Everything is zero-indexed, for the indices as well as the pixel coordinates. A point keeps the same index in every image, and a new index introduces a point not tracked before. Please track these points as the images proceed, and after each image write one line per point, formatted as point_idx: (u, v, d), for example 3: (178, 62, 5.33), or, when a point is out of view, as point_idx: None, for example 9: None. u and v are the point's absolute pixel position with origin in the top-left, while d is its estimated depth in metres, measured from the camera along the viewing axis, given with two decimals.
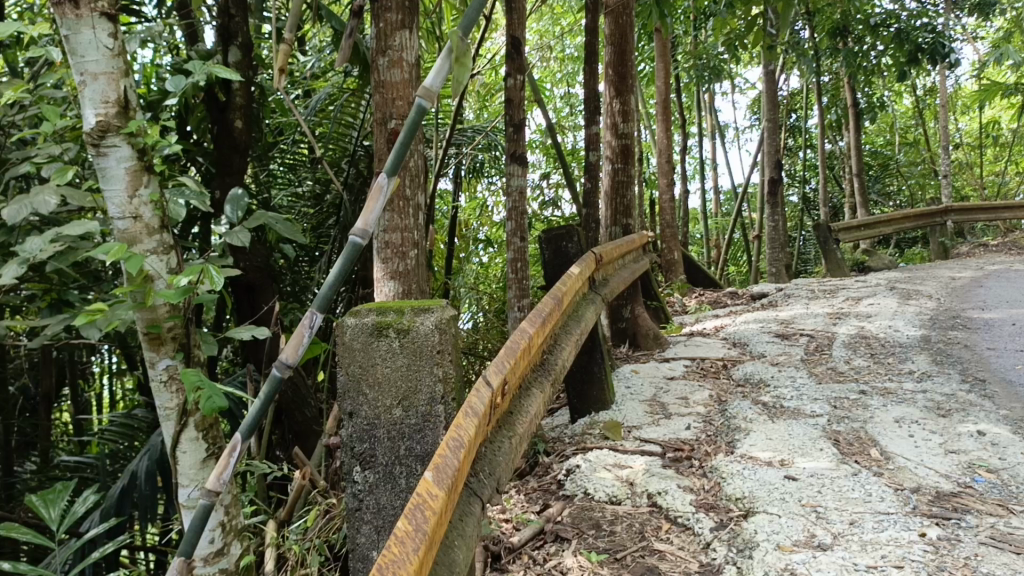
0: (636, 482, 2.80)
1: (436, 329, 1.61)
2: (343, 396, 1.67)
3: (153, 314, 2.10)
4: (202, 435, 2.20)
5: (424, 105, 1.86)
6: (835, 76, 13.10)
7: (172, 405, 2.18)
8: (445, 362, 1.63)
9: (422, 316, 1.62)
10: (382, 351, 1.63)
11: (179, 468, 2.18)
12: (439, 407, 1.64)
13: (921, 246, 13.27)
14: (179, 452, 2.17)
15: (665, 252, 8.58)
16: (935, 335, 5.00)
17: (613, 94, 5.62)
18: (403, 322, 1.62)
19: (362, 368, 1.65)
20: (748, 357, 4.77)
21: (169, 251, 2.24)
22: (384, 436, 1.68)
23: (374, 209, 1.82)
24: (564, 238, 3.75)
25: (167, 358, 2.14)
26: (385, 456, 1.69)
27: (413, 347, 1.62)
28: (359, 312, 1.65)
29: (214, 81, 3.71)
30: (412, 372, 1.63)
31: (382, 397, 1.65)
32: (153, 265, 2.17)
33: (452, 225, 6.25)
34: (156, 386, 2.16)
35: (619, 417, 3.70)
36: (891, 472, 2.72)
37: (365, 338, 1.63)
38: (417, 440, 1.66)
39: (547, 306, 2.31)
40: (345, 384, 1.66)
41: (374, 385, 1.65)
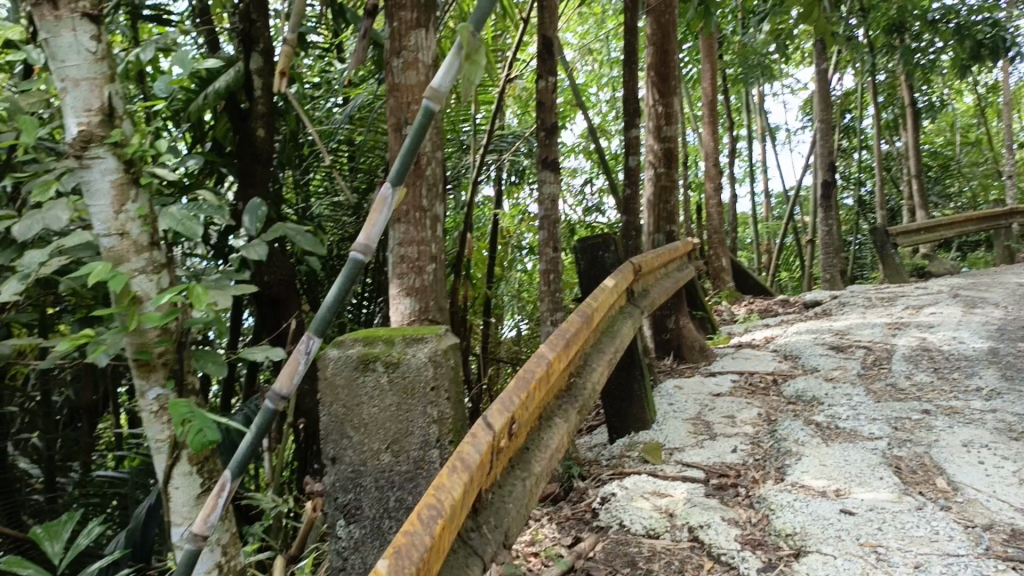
0: (676, 514, 2.58)
1: (429, 362, 1.63)
2: (327, 439, 1.68)
3: (143, 339, 2.12)
4: (196, 470, 2.20)
5: (431, 107, 1.70)
6: (890, 74, 12.65)
7: (163, 437, 2.18)
8: (440, 401, 1.63)
9: (414, 347, 1.64)
10: (368, 388, 1.65)
11: (173, 506, 2.17)
12: (433, 451, 1.63)
13: (984, 251, 12.71)
14: (172, 488, 2.17)
15: (713, 259, 8.30)
16: (1004, 347, 4.67)
17: (655, 97, 5.45)
18: (392, 355, 1.65)
19: (346, 408, 1.66)
20: (800, 371, 4.50)
21: (161, 271, 2.26)
22: (371, 485, 1.66)
23: (378, 222, 1.66)
24: (600, 247, 3.55)
25: (157, 387, 2.16)
26: (372, 509, 1.66)
27: (403, 383, 1.63)
28: (343, 343, 1.67)
29: (234, 88, 3.61)
30: (403, 410, 1.64)
31: (369, 441, 1.65)
32: (141, 285, 2.20)
33: (493, 232, 6.08)
34: (148, 417, 2.18)
35: (661, 437, 3.47)
36: (960, 506, 2.47)
37: (351, 373, 1.65)
38: (408, 490, 1.65)
39: (573, 327, 2.11)
40: (328, 425, 1.66)
41: (359, 428, 1.66)
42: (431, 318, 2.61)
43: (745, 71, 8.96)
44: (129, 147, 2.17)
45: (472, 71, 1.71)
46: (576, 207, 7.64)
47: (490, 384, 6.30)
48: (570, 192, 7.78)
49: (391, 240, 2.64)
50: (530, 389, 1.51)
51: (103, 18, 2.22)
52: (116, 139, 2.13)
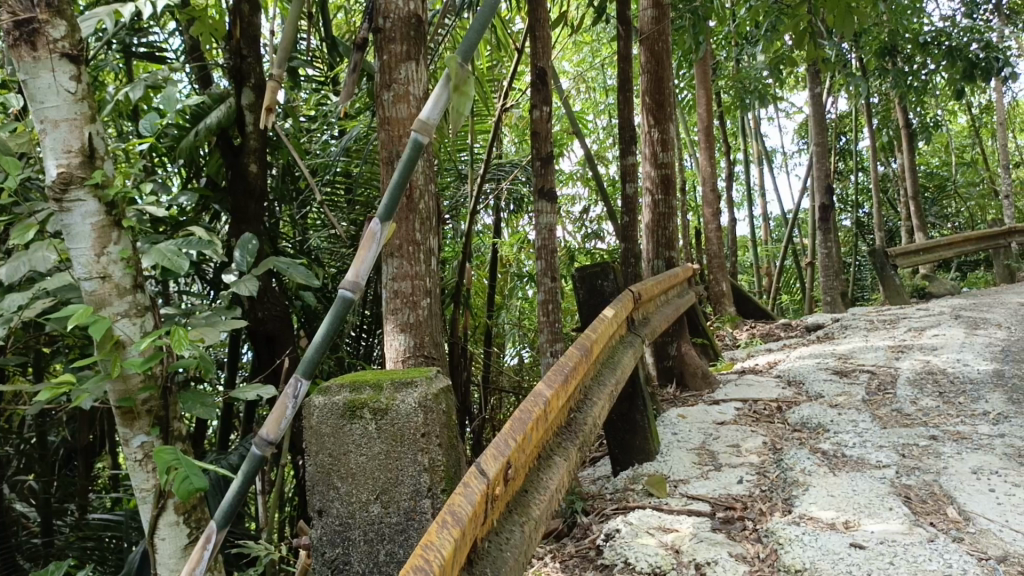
0: (682, 550, 2.52)
1: (418, 408, 1.57)
2: (313, 491, 1.62)
3: (126, 385, 2.08)
4: (183, 519, 2.14)
5: (420, 140, 1.67)
6: (884, 97, 12.69)
7: (147, 486, 2.13)
8: (431, 448, 1.58)
9: (403, 393, 1.59)
10: (355, 436, 1.59)
11: (160, 558, 2.12)
12: (425, 501, 1.57)
13: (984, 271, 12.69)
14: (157, 539, 2.11)
15: (713, 284, 8.26)
16: (1010, 370, 4.61)
17: (650, 124, 5.44)
18: (380, 401, 1.59)
19: (332, 457, 1.60)
20: (804, 397, 4.44)
21: (143, 313, 2.26)
22: (360, 539, 1.60)
23: (366, 258, 1.62)
24: (599, 276, 3.50)
25: (142, 434, 2.11)
26: (361, 564, 1.59)
27: (392, 431, 1.58)
28: (330, 390, 1.62)
29: (224, 124, 3.59)
30: (393, 457, 1.58)
31: (357, 491, 1.59)
32: (123, 329, 2.18)
33: (492, 262, 6.05)
34: (132, 465, 2.13)
35: (665, 469, 3.40)
36: (972, 537, 2.40)
37: (337, 421, 1.60)
38: (399, 542, 1.59)
39: (572, 360, 2.06)
40: (315, 476, 1.61)
41: (346, 478, 1.60)
42: (425, 354, 2.58)
43: (740, 96, 8.98)
44: (110, 190, 2.15)
45: (460, 103, 1.68)
46: (575, 233, 7.60)
47: (493, 415, 6.22)
48: (568, 219, 7.73)
49: (383, 275, 2.60)
50: (528, 430, 1.45)
51: (83, 57, 2.16)
52: (97, 182, 2.11)
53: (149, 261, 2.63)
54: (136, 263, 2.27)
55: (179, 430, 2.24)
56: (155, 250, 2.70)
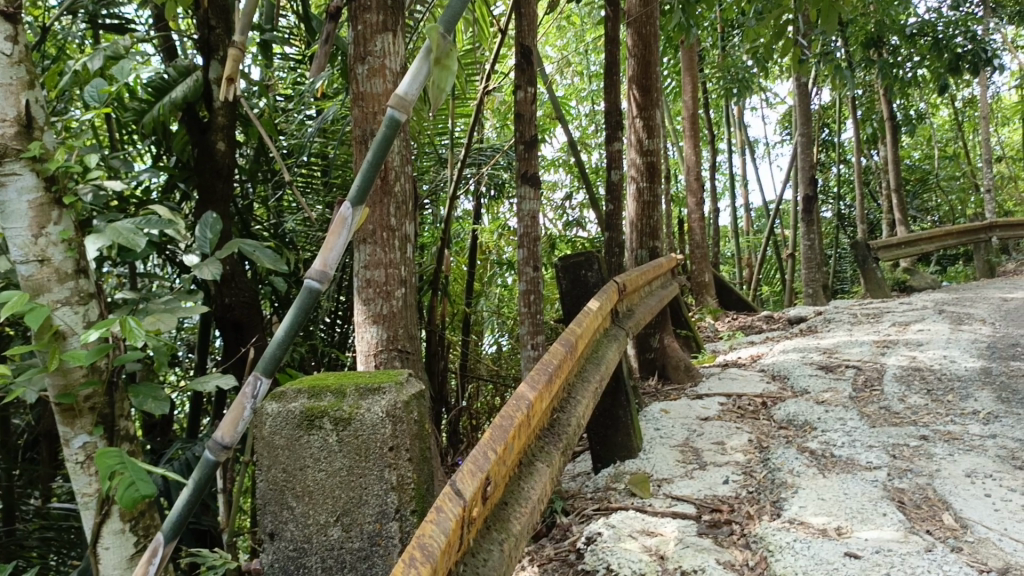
0: (667, 556, 2.40)
1: (386, 418, 1.37)
2: (265, 510, 1.41)
3: (66, 380, 1.95)
4: (129, 527, 2.02)
5: (396, 116, 1.52)
6: (869, 88, 12.64)
7: (90, 490, 2.02)
8: (400, 464, 1.37)
9: (368, 401, 1.38)
10: (313, 448, 1.38)
11: (103, 567, 1.99)
12: (391, 524, 1.37)
13: (962, 265, 12.72)
14: (100, 548, 1.99)
15: (696, 274, 8.16)
16: (997, 367, 4.53)
17: (636, 110, 5.32)
18: (342, 410, 1.38)
19: (287, 472, 1.39)
20: (789, 393, 4.34)
21: (86, 300, 2.14)
22: (316, 566, 1.39)
23: (336, 245, 1.47)
24: (583, 266, 3.36)
25: (83, 434, 1.99)
26: None
27: (355, 444, 1.37)
28: (286, 395, 1.40)
29: (190, 98, 3.40)
30: (355, 474, 1.37)
31: (314, 511, 1.39)
32: (63, 318, 2.07)
33: (472, 249, 5.91)
34: (73, 467, 2.01)
35: (649, 467, 3.28)
36: (971, 546, 2.30)
37: (293, 430, 1.39)
38: (361, 572, 1.38)
39: (557, 358, 1.92)
40: (266, 494, 1.40)
41: (302, 496, 1.39)
42: (399, 348, 2.45)
43: (726, 85, 8.88)
44: (49, 164, 2.03)
45: (442, 77, 1.52)
46: (557, 221, 7.46)
47: (470, 404, 6.10)
48: (550, 206, 7.59)
49: (356, 262, 2.46)
50: (508, 439, 1.30)
51: (21, 16, 2.08)
52: (33, 153, 1.99)
53: (106, 243, 2.47)
54: (79, 246, 2.15)
55: (127, 428, 2.10)
56: (110, 230, 2.53)
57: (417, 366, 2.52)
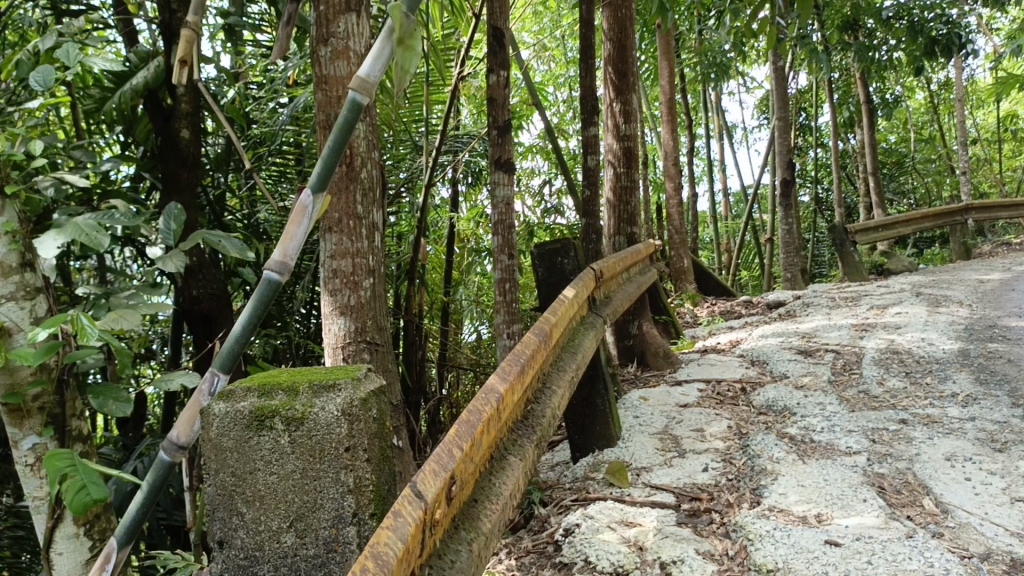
0: (646, 547, 2.36)
1: (341, 417, 1.20)
2: (214, 516, 1.25)
3: (14, 380, 1.92)
4: (84, 531, 1.97)
5: (358, 100, 1.45)
6: (845, 71, 12.67)
7: (41, 493, 1.98)
8: (358, 465, 1.21)
9: (322, 400, 1.22)
10: (263, 449, 1.22)
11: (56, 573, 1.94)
12: (349, 529, 1.21)
13: (938, 247, 12.79)
14: (55, 553, 1.94)
15: (674, 260, 8.14)
16: (974, 349, 4.53)
17: (613, 95, 5.27)
18: (294, 408, 1.21)
19: (237, 476, 1.23)
20: (768, 378, 4.32)
21: (33, 296, 2.16)
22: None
23: (297, 233, 1.41)
24: (559, 253, 3.31)
25: (33, 435, 1.97)
26: None
27: (308, 445, 1.21)
28: (234, 393, 1.24)
29: (150, 85, 3.28)
30: (310, 477, 1.21)
31: (266, 518, 1.22)
32: (7, 314, 2.10)
33: (449, 237, 5.85)
34: (23, 470, 1.98)
35: (627, 456, 3.24)
36: (952, 532, 2.28)
37: (241, 432, 1.22)
38: None
39: (529, 348, 1.88)
40: (214, 499, 1.24)
41: (253, 501, 1.22)
42: (368, 340, 2.43)
43: (704, 69, 8.85)
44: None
45: (406, 59, 1.46)
46: (535, 208, 7.40)
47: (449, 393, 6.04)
48: (528, 193, 7.53)
49: (322, 251, 2.40)
50: (477, 435, 1.25)
51: None
52: None
53: (67, 237, 2.38)
54: (24, 241, 2.17)
55: (81, 427, 2.07)
56: (70, 225, 2.45)
57: (386, 359, 2.48)
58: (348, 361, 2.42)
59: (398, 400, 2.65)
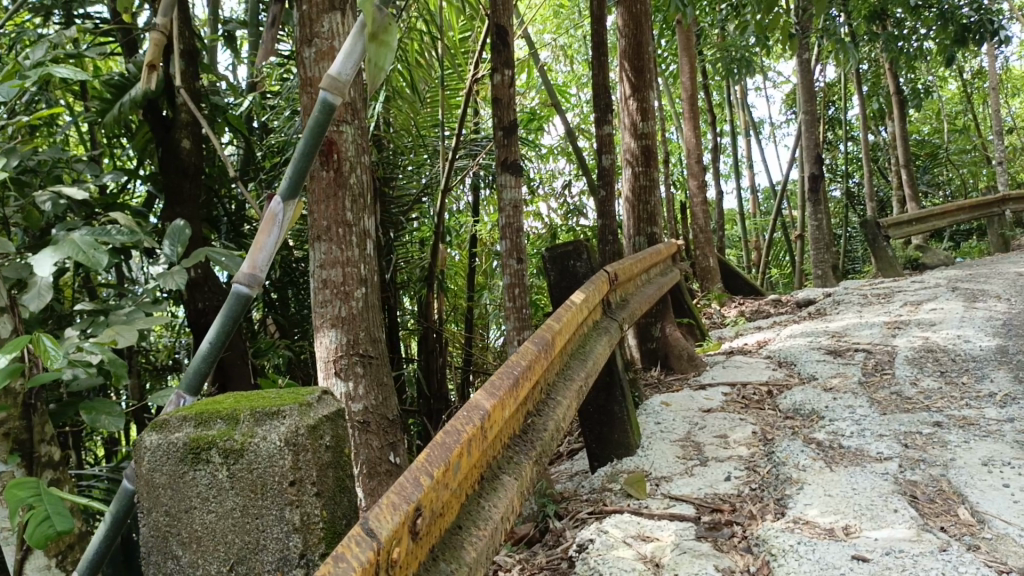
0: (663, 563, 2.24)
1: (285, 447, 1.05)
2: (148, 560, 1.11)
3: None
4: (53, 563, 1.93)
5: (329, 100, 1.32)
6: (874, 63, 12.40)
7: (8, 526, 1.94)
8: (306, 501, 1.06)
9: (266, 427, 1.07)
10: (199, 484, 1.07)
11: None
12: (297, 574, 1.06)
13: (975, 240, 12.44)
14: None
15: (700, 260, 7.98)
16: (1013, 345, 4.34)
17: (629, 92, 5.14)
18: (232, 438, 1.06)
19: (171, 516, 1.09)
20: (796, 380, 4.17)
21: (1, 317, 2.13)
22: None
23: (266, 245, 1.30)
24: (571, 256, 3.21)
25: None
26: None
27: (249, 480, 1.05)
28: (167, 422, 1.09)
29: (146, 97, 3.22)
30: (251, 515, 1.06)
31: (203, 562, 1.07)
32: None
33: (471, 244, 5.78)
34: None
35: (647, 465, 3.13)
36: (989, 544, 2.14)
37: (175, 465, 1.07)
38: None
39: (527, 358, 1.78)
40: (148, 540, 1.10)
41: (189, 543, 1.08)
42: (361, 352, 2.45)
43: (726, 65, 8.68)
44: None
45: (380, 53, 1.32)
46: (558, 210, 7.29)
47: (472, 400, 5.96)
48: (550, 196, 7.43)
49: (313, 262, 2.43)
50: (452, 458, 1.15)
51: None
52: None
53: (63, 255, 2.33)
54: None
55: (49, 453, 2.09)
56: (67, 242, 2.40)
57: (381, 372, 2.51)
58: (339, 376, 2.45)
59: (396, 414, 2.60)
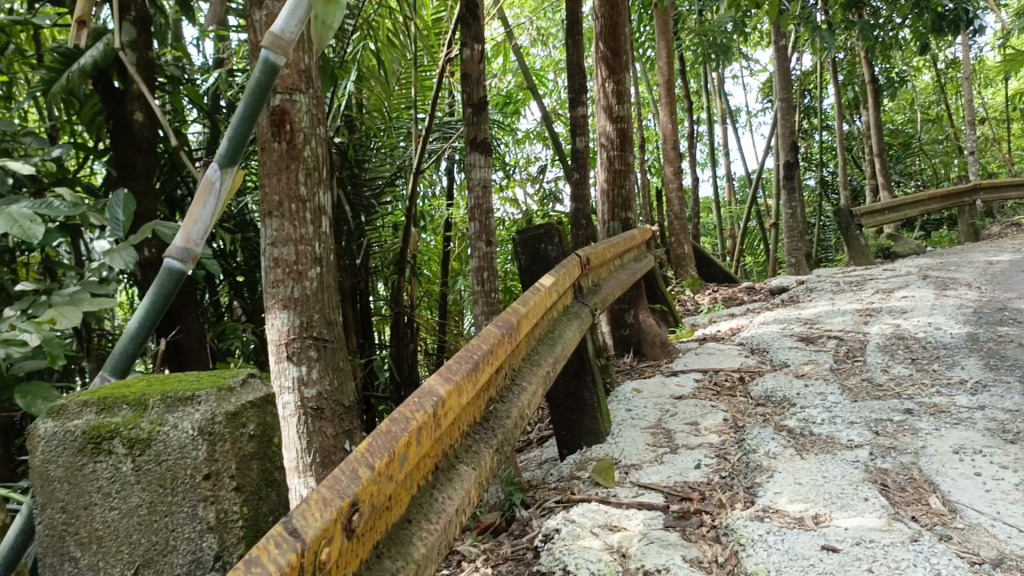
0: (629, 554, 2.18)
1: (199, 437, 0.99)
2: (42, 562, 1.02)
3: None
4: None
5: (271, 60, 1.22)
6: (848, 52, 12.41)
7: None
8: (221, 497, 1.01)
9: (177, 414, 1.00)
10: (100, 478, 0.98)
11: None
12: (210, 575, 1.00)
13: (946, 230, 12.54)
14: None
15: (675, 247, 7.94)
16: (983, 333, 4.34)
17: (604, 74, 5.05)
18: (141, 427, 0.98)
19: (67, 513, 1.00)
20: (768, 366, 4.13)
21: None
22: None
23: (201, 217, 1.22)
24: (542, 240, 3.13)
25: None
26: None
27: (159, 473, 0.98)
28: (64, 406, 1.00)
29: (94, 68, 3.09)
30: (160, 512, 0.99)
31: (104, 565, 0.99)
32: None
33: (443, 228, 5.70)
34: None
35: (616, 452, 3.06)
36: (961, 534, 2.10)
37: (72, 458, 0.99)
38: None
39: (489, 342, 1.70)
40: (42, 540, 1.01)
41: (89, 543, 0.99)
42: (315, 335, 2.37)
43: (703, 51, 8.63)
44: None
45: (328, 9, 1.23)
46: (532, 196, 7.22)
47: None
48: (524, 181, 7.35)
49: (264, 240, 2.35)
50: (398, 448, 1.07)
51: None
52: None
53: None
54: None
55: None
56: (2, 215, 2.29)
57: (337, 357, 2.42)
58: (293, 359, 2.36)
59: (352, 400, 2.51)
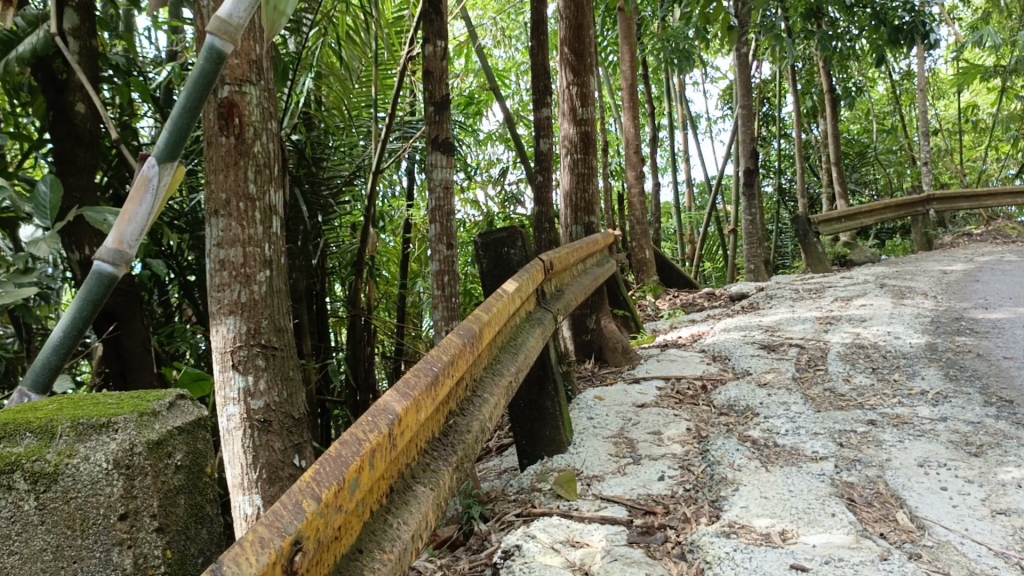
0: (592, 572, 2.10)
1: (109, 472, 1.18)
2: None
3: None
4: None
5: (217, 46, 1.11)
6: (807, 62, 12.52)
7: None
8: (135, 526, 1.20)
9: (88, 444, 1.18)
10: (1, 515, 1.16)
11: None
12: None
13: (900, 238, 12.70)
14: None
15: (636, 251, 7.91)
16: (942, 343, 4.35)
17: (568, 77, 4.97)
18: (51, 463, 1.16)
19: None
20: (730, 374, 4.09)
21: None
22: None
23: (136, 215, 1.10)
24: (505, 243, 3.04)
25: None
26: None
27: (66, 511, 1.17)
28: None
29: (32, 56, 2.93)
30: (67, 556, 1.17)
31: None
32: None
33: (402, 228, 5.58)
34: None
35: (578, 463, 2.98)
36: (930, 552, 2.05)
37: None
38: None
39: (449, 352, 1.60)
40: None
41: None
42: (262, 342, 2.25)
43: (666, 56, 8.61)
44: None
45: None
46: (494, 198, 7.12)
47: None
48: (484, 183, 7.24)
49: (209, 240, 2.22)
50: (348, 474, 0.98)
51: None
52: None
53: None
54: None
55: None
56: None
57: (286, 365, 2.31)
58: (238, 368, 2.24)
59: (301, 412, 2.39)
